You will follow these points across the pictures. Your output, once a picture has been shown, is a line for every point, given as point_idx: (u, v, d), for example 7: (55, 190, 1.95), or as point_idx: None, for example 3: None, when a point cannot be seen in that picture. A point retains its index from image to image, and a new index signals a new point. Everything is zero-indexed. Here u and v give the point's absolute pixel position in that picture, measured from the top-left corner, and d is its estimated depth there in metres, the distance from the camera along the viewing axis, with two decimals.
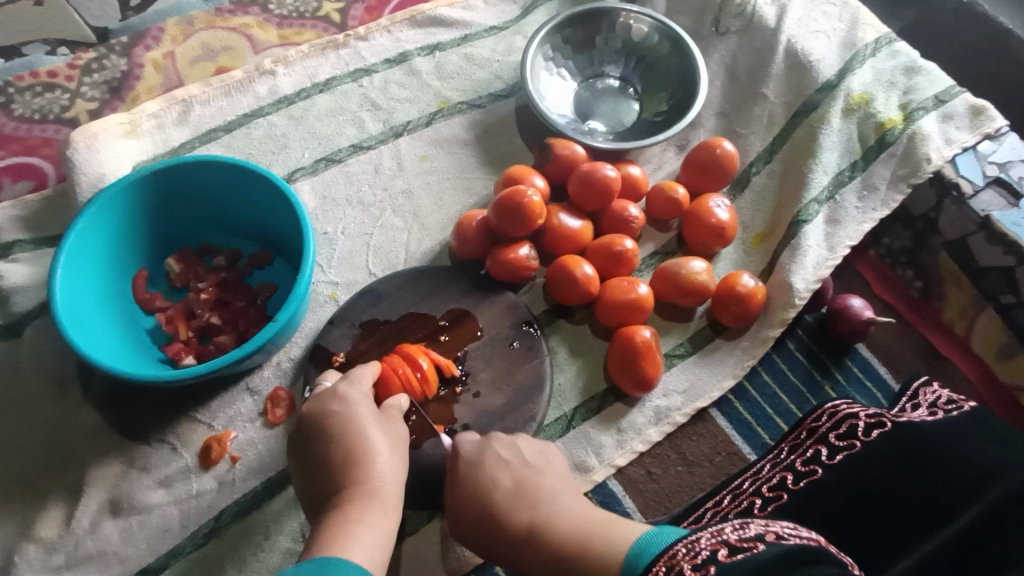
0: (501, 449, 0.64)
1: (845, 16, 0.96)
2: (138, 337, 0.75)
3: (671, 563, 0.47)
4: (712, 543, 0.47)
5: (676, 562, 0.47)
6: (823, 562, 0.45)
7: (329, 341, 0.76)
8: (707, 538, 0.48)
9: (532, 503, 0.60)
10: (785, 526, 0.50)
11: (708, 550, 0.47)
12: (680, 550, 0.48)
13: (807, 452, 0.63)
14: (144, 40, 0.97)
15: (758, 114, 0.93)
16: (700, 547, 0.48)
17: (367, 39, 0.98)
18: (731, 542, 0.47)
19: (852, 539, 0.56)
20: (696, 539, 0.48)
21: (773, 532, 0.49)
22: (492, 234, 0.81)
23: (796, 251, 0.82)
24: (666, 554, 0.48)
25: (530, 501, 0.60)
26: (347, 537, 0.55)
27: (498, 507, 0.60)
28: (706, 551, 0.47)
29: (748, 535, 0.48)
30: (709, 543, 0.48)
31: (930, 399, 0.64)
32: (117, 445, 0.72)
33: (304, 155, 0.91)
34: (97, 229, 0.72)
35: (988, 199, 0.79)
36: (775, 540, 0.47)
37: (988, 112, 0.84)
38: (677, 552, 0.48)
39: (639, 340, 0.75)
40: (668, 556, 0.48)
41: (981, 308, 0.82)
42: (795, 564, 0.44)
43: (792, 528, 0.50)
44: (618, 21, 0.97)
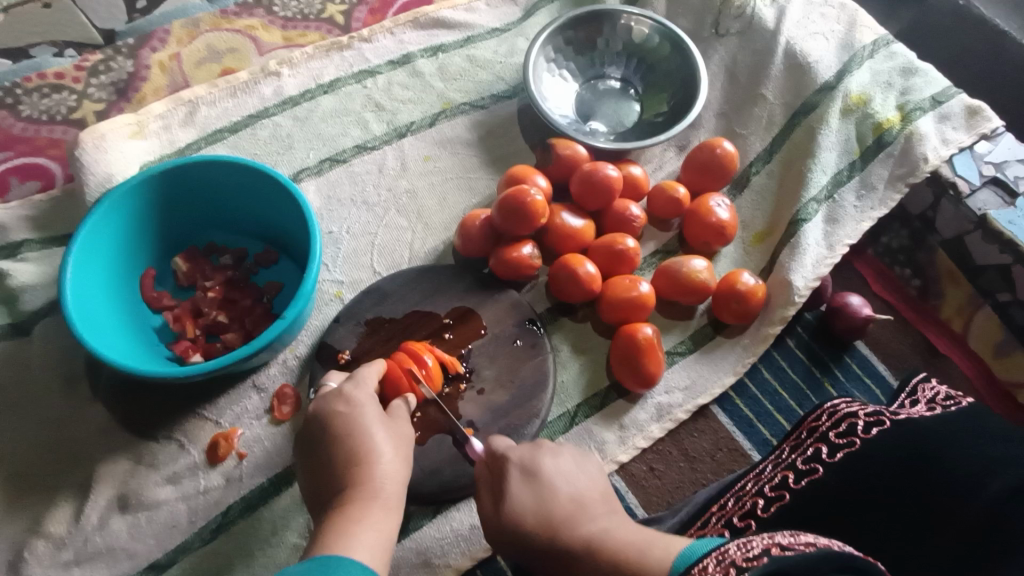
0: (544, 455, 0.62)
1: (844, 18, 0.97)
2: (146, 335, 0.76)
3: (722, 557, 0.46)
4: (765, 542, 0.46)
5: (728, 557, 0.45)
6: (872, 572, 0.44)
7: (335, 339, 0.77)
8: (760, 539, 0.47)
9: (589, 518, 0.56)
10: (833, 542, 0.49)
11: (762, 547, 0.45)
12: (732, 548, 0.46)
13: (808, 450, 0.63)
14: (150, 41, 0.98)
15: (758, 115, 0.94)
16: (753, 544, 0.46)
17: (371, 41, 1.00)
18: (783, 543, 0.46)
19: (858, 539, 0.56)
20: (748, 539, 0.47)
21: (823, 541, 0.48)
22: (495, 233, 0.82)
23: (795, 250, 0.83)
24: (716, 549, 0.47)
25: (586, 516, 0.57)
26: (349, 538, 0.56)
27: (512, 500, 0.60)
28: (759, 548, 0.45)
29: (801, 540, 0.47)
30: (762, 542, 0.46)
31: (929, 394, 0.65)
32: (126, 443, 0.72)
33: (309, 156, 0.92)
34: (106, 229, 0.73)
35: (985, 198, 0.81)
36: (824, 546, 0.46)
37: (984, 113, 0.86)
38: (729, 548, 0.46)
39: (641, 337, 0.76)
40: (720, 552, 0.46)
41: (978, 305, 0.83)
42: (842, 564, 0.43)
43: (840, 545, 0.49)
44: (620, 23, 0.98)
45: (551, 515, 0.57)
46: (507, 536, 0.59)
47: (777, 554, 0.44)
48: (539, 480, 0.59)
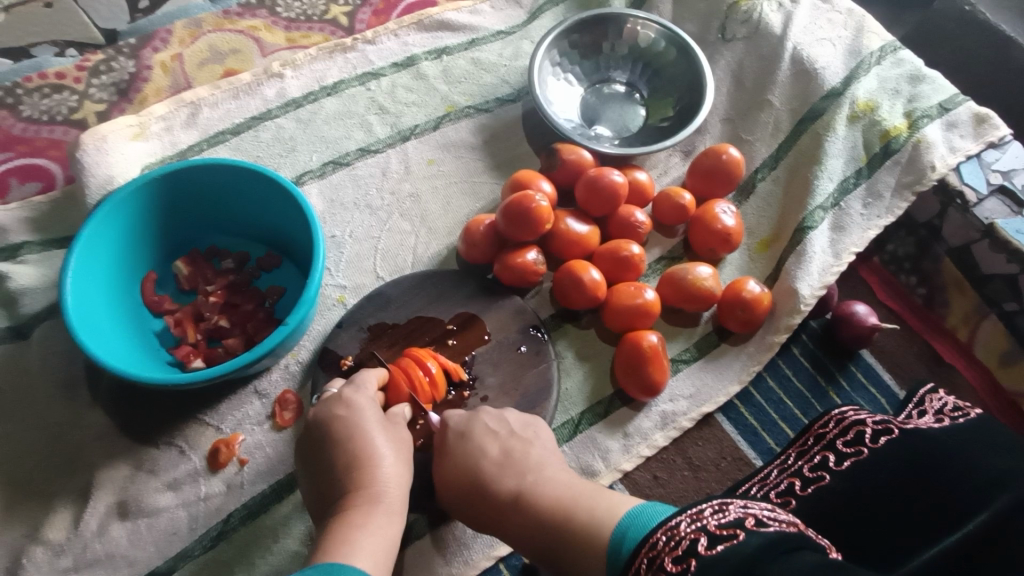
0: (489, 422, 0.68)
1: (850, 23, 0.96)
2: (147, 340, 0.75)
3: (652, 554, 0.48)
4: (692, 531, 0.47)
5: (656, 554, 0.48)
6: (806, 548, 0.45)
7: (338, 345, 0.76)
8: (686, 524, 0.48)
9: (519, 471, 0.64)
10: (763, 509, 0.50)
11: (688, 539, 0.47)
12: (661, 539, 0.49)
13: (815, 458, 0.63)
14: (153, 42, 0.97)
15: (764, 121, 0.94)
16: (680, 534, 0.48)
17: (374, 43, 0.99)
18: (709, 526, 0.48)
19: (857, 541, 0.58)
20: (676, 526, 0.49)
21: (752, 516, 0.48)
22: (499, 238, 0.81)
23: (802, 257, 0.83)
24: (646, 545, 0.49)
25: (517, 470, 0.64)
26: (351, 544, 0.55)
27: (485, 473, 0.65)
28: (686, 541, 0.47)
29: (726, 518, 0.48)
30: (689, 530, 0.48)
31: (936, 406, 0.63)
32: (126, 449, 0.72)
33: (312, 158, 0.91)
34: (106, 232, 0.72)
35: (992, 207, 0.80)
36: (755, 527, 0.47)
37: (991, 120, 0.85)
38: (657, 542, 0.48)
39: (646, 345, 0.75)
40: (649, 547, 0.49)
41: (983, 315, 0.83)
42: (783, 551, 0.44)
43: (769, 510, 0.50)
44: (625, 27, 0.98)
45: (482, 471, 0.65)
46: (453, 493, 0.66)
47: (703, 553, 0.46)
48: (471, 442, 0.67)
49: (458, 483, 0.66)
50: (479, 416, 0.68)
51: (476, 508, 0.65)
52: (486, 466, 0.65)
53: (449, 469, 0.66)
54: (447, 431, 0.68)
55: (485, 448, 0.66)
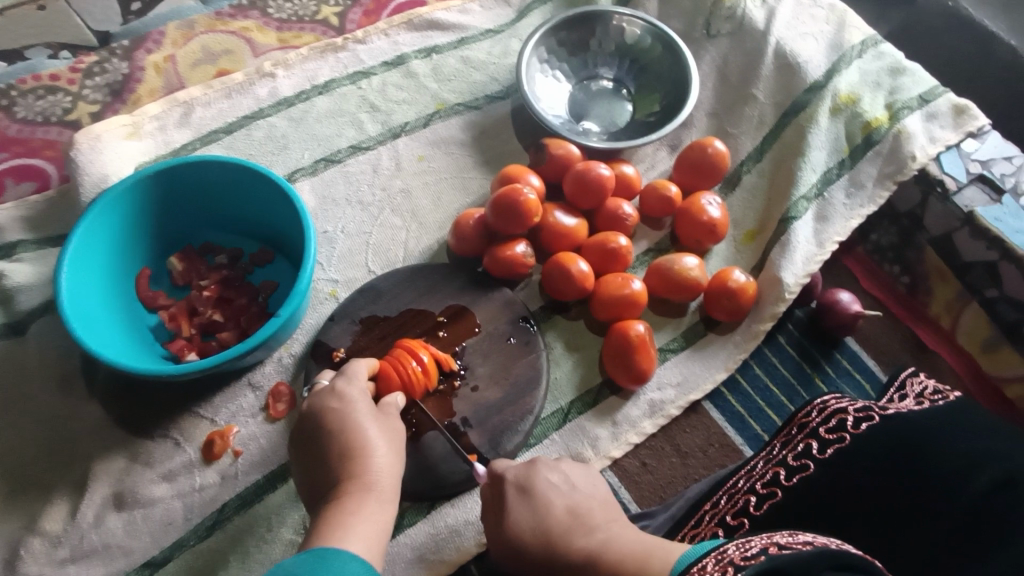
0: (549, 473, 0.64)
1: (833, 18, 0.98)
2: (142, 335, 0.76)
3: (722, 556, 0.48)
4: (764, 541, 0.48)
5: (727, 557, 0.47)
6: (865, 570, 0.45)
7: (330, 337, 0.78)
8: (758, 539, 0.49)
9: (587, 530, 0.58)
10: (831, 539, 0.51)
11: (760, 546, 0.48)
12: (731, 547, 0.48)
13: (798, 446, 0.64)
14: (146, 43, 0.98)
15: (748, 115, 0.95)
16: (751, 544, 0.48)
17: (365, 43, 1.00)
18: (781, 542, 0.49)
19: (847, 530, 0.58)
20: (748, 539, 0.49)
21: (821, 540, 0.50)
22: (488, 231, 0.82)
23: (786, 247, 0.84)
24: (716, 550, 0.49)
25: (585, 527, 0.58)
26: (345, 529, 0.56)
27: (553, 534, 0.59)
28: (758, 548, 0.48)
29: (799, 538, 0.50)
30: (761, 542, 0.49)
31: (917, 389, 0.66)
32: (121, 441, 0.73)
33: (304, 156, 0.92)
34: (101, 228, 0.73)
35: (972, 195, 0.82)
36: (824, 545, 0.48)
37: (970, 111, 0.87)
38: (729, 549, 0.48)
39: (634, 334, 0.76)
40: (719, 551, 0.48)
41: (965, 302, 0.84)
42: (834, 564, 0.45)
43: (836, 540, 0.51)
44: (612, 24, 0.99)
45: (549, 528, 0.59)
46: (512, 552, 0.60)
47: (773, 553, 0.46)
48: (533, 496, 0.62)
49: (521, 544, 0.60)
50: (539, 465, 0.64)
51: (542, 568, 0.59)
52: (552, 523, 0.60)
53: (511, 529, 0.60)
54: (505, 484, 0.63)
55: (547, 501, 0.61)
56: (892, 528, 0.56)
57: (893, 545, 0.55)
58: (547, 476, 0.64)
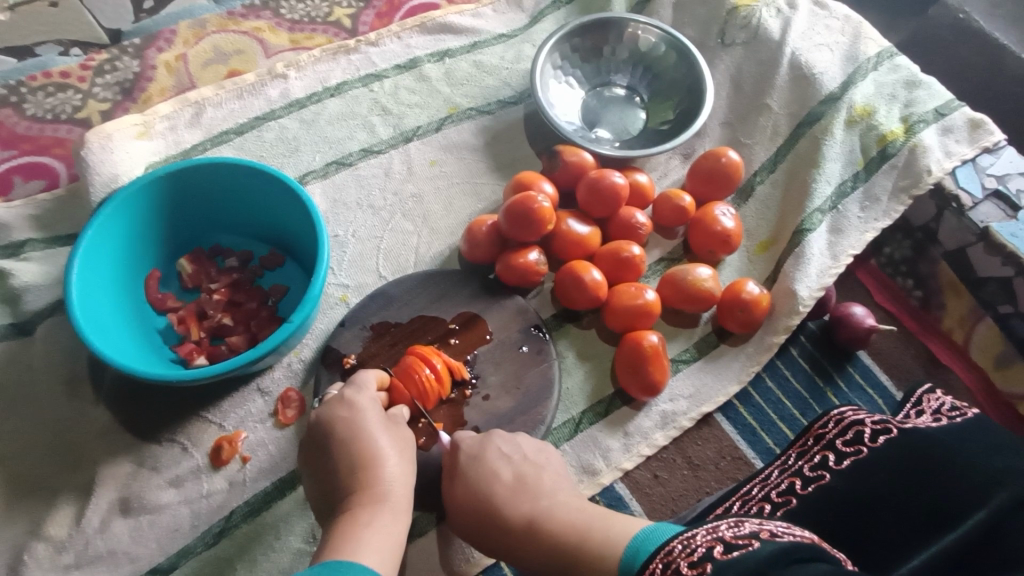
0: (502, 445, 0.66)
1: (848, 29, 0.97)
2: (151, 338, 0.75)
3: (668, 559, 0.48)
4: (708, 539, 0.47)
5: (672, 560, 0.48)
6: (818, 561, 0.45)
7: (341, 343, 0.77)
8: (703, 534, 0.48)
9: (533, 496, 0.62)
10: (778, 525, 0.50)
11: (705, 547, 0.47)
12: (677, 547, 0.48)
13: (814, 458, 0.63)
14: (157, 42, 0.97)
15: (762, 125, 0.95)
16: (696, 543, 0.47)
17: (378, 45, 1.00)
18: (726, 538, 0.47)
19: (867, 541, 0.57)
20: (692, 535, 0.48)
21: (767, 530, 0.48)
22: (501, 238, 0.82)
23: (800, 259, 0.84)
24: (663, 551, 0.49)
25: (530, 494, 0.62)
26: (357, 542, 0.55)
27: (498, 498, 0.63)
28: (702, 548, 0.47)
29: (743, 532, 0.48)
30: (705, 539, 0.47)
31: (933, 405, 0.64)
32: (128, 445, 0.72)
33: (315, 159, 0.92)
34: (112, 230, 0.73)
35: (987, 211, 0.82)
36: (769, 538, 0.47)
37: (986, 126, 0.87)
38: (674, 549, 0.48)
39: (647, 345, 0.76)
40: (666, 553, 0.48)
41: (979, 317, 0.84)
42: (789, 561, 0.44)
43: (785, 526, 0.50)
44: (627, 31, 0.98)
45: (494, 493, 0.63)
46: (465, 517, 0.64)
47: (720, 557, 0.45)
48: (483, 464, 0.65)
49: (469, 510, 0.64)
50: (493, 437, 0.67)
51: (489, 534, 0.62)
52: (497, 490, 0.63)
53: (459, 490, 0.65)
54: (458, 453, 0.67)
55: (498, 472, 0.64)
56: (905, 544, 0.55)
57: (897, 551, 0.55)
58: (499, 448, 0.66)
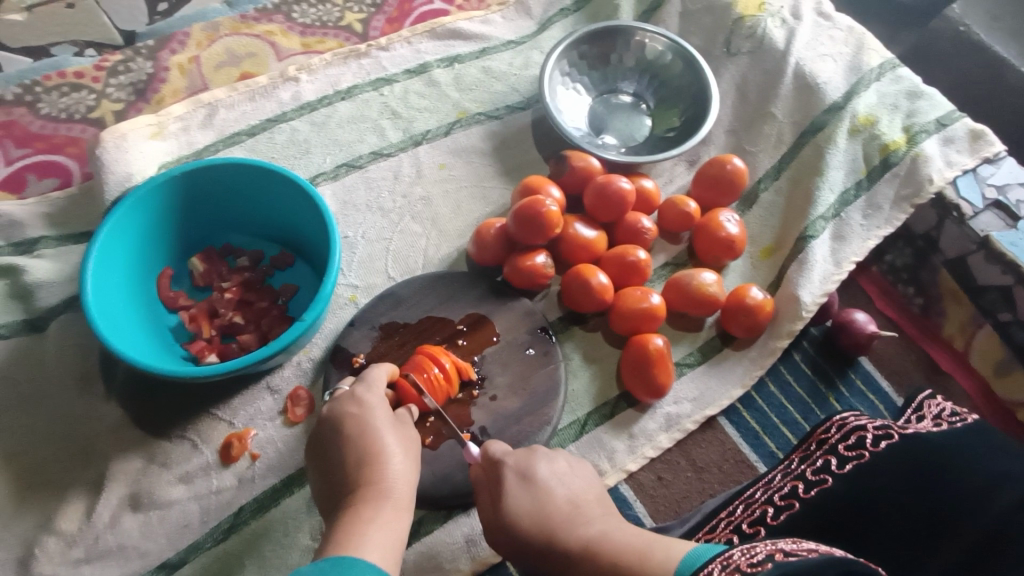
0: (547, 463, 0.64)
1: (851, 41, 0.99)
2: (162, 335, 0.76)
3: (727, 562, 0.47)
4: (768, 548, 0.48)
5: (732, 562, 0.47)
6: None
7: (350, 343, 0.78)
8: (763, 546, 0.49)
9: (585, 521, 0.59)
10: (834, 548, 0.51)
11: (765, 553, 0.47)
12: (737, 553, 0.48)
13: (817, 461, 0.64)
14: (170, 44, 0.99)
15: (767, 133, 0.96)
16: (756, 551, 0.48)
17: (388, 50, 1.01)
18: (786, 549, 0.48)
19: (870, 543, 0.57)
20: (752, 546, 0.49)
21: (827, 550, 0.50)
22: (509, 242, 0.83)
23: (803, 266, 0.85)
24: (721, 555, 0.48)
25: (582, 520, 0.59)
26: (362, 537, 0.56)
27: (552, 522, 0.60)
28: (763, 553, 0.47)
29: (803, 547, 0.49)
30: (765, 548, 0.48)
31: (935, 411, 0.66)
32: (138, 441, 0.73)
33: (326, 161, 0.93)
34: (126, 228, 0.73)
35: (987, 220, 0.83)
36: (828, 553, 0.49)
37: (987, 137, 0.88)
38: (734, 554, 0.47)
39: (653, 348, 0.77)
40: (725, 557, 0.48)
41: (979, 325, 0.85)
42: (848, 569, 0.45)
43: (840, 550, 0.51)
44: (634, 40, 1.00)
45: (548, 515, 0.60)
46: (510, 540, 0.61)
47: (780, 559, 0.46)
48: (536, 486, 0.62)
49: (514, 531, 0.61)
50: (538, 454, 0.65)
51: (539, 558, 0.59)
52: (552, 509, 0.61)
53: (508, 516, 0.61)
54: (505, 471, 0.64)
55: (547, 492, 0.62)
56: (910, 548, 0.55)
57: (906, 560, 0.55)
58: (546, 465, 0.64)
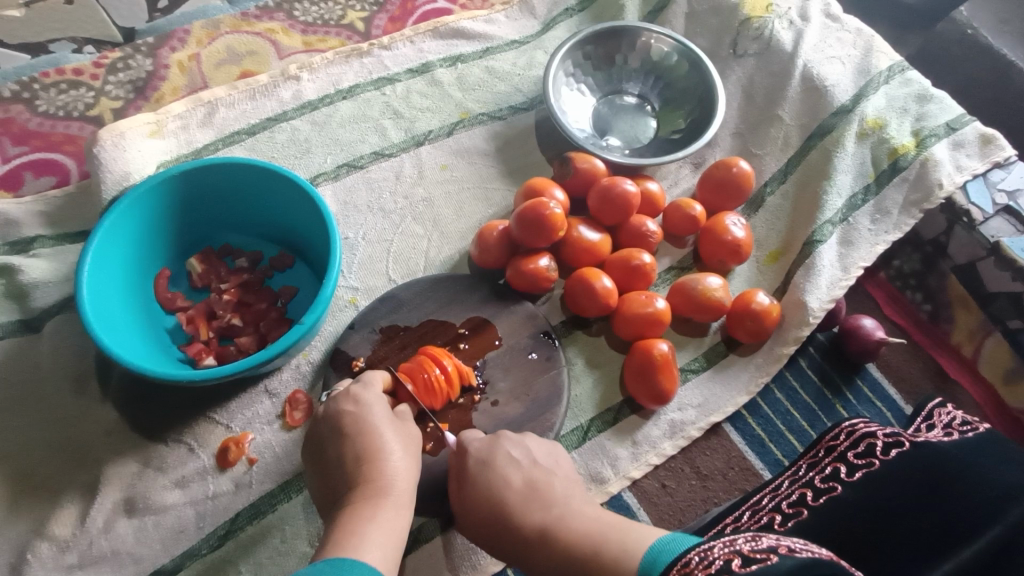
0: (512, 449, 0.65)
1: (859, 43, 0.98)
2: (159, 337, 0.75)
3: (686, 570, 0.47)
4: (725, 552, 0.46)
5: (690, 571, 0.47)
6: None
7: (350, 346, 0.77)
8: (720, 547, 0.47)
9: (545, 504, 0.61)
10: (797, 542, 0.49)
11: (722, 560, 0.46)
12: (694, 559, 0.47)
13: (826, 469, 0.63)
14: (170, 41, 0.97)
15: (773, 136, 0.95)
16: (714, 555, 0.46)
17: (391, 49, 1.00)
18: (744, 552, 0.46)
19: (879, 550, 0.55)
20: (709, 547, 0.47)
21: (785, 545, 0.47)
22: (512, 244, 0.81)
23: (810, 271, 0.84)
24: (679, 563, 0.48)
25: (542, 502, 0.61)
26: (359, 536, 0.54)
27: (510, 506, 0.61)
28: (720, 561, 0.46)
29: (762, 546, 0.47)
30: (722, 552, 0.46)
31: (944, 419, 0.64)
32: (134, 444, 0.71)
33: (327, 161, 0.92)
34: (124, 227, 0.72)
35: (998, 226, 0.82)
36: (788, 553, 0.46)
37: (997, 141, 0.87)
38: (691, 561, 0.47)
39: (657, 353, 0.75)
40: (683, 564, 0.47)
41: (988, 332, 0.84)
42: None
43: (804, 543, 0.49)
44: (640, 40, 0.99)
45: (504, 498, 0.62)
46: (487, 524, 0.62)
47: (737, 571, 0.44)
48: (493, 471, 0.64)
49: (474, 509, 0.63)
50: (502, 441, 0.66)
51: (496, 537, 0.61)
52: (509, 496, 0.62)
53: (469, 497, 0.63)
54: (468, 457, 0.65)
55: (509, 474, 0.64)
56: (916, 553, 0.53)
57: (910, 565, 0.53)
58: (510, 453, 0.65)
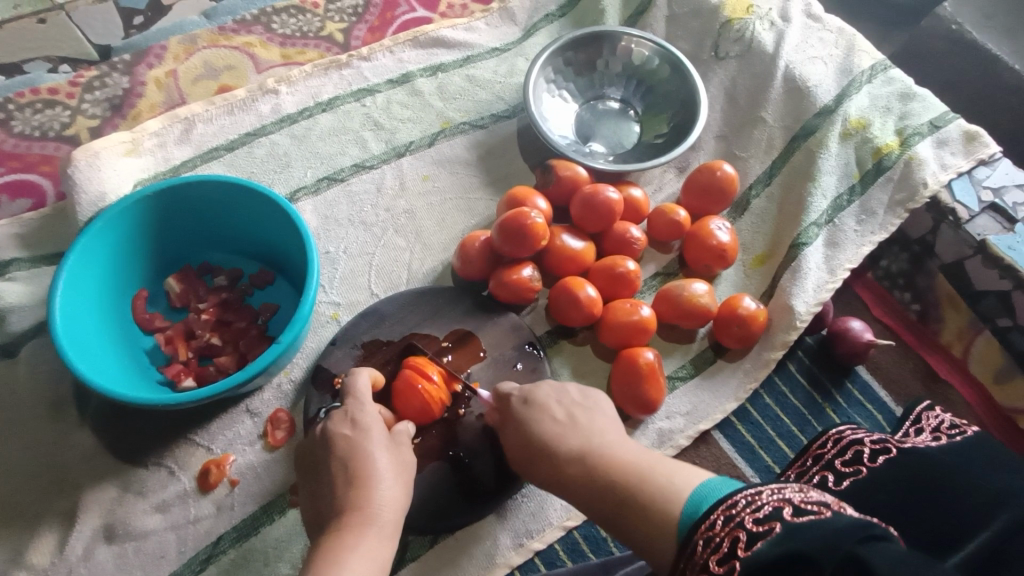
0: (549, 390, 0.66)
1: (841, 42, 0.97)
2: (137, 359, 0.74)
3: (731, 513, 0.44)
4: (775, 499, 0.43)
5: (735, 514, 0.44)
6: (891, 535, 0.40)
7: (331, 363, 0.76)
8: (769, 492, 0.44)
9: (584, 433, 0.60)
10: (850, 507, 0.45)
11: (771, 505, 0.43)
12: (741, 501, 0.44)
13: (815, 479, 0.61)
14: (147, 58, 0.97)
15: (757, 138, 0.94)
16: (763, 500, 0.43)
17: (370, 59, 0.99)
18: (794, 501, 0.43)
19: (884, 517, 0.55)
20: (757, 492, 0.44)
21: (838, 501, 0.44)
22: (494, 255, 0.80)
23: (796, 274, 0.83)
24: (724, 503, 0.45)
25: (582, 431, 0.60)
26: (340, 565, 0.53)
27: (551, 436, 0.61)
28: (769, 507, 0.43)
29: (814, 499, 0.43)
30: (772, 498, 0.43)
31: (933, 423, 0.62)
32: (113, 469, 0.70)
33: (307, 174, 0.91)
34: (98, 249, 0.71)
35: (984, 224, 0.81)
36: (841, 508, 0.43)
37: (981, 138, 0.86)
38: (737, 503, 0.44)
39: (643, 362, 0.75)
40: (728, 505, 0.44)
41: (978, 330, 0.84)
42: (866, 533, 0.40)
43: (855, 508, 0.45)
44: (620, 45, 0.98)
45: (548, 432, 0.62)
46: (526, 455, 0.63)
47: (789, 519, 0.41)
48: (533, 406, 0.65)
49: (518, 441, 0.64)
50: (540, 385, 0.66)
51: (545, 465, 0.61)
52: (551, 429, 0.62)
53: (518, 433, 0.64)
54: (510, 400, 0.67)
55: (548, 412, 0.63)
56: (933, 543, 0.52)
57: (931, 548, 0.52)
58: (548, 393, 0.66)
